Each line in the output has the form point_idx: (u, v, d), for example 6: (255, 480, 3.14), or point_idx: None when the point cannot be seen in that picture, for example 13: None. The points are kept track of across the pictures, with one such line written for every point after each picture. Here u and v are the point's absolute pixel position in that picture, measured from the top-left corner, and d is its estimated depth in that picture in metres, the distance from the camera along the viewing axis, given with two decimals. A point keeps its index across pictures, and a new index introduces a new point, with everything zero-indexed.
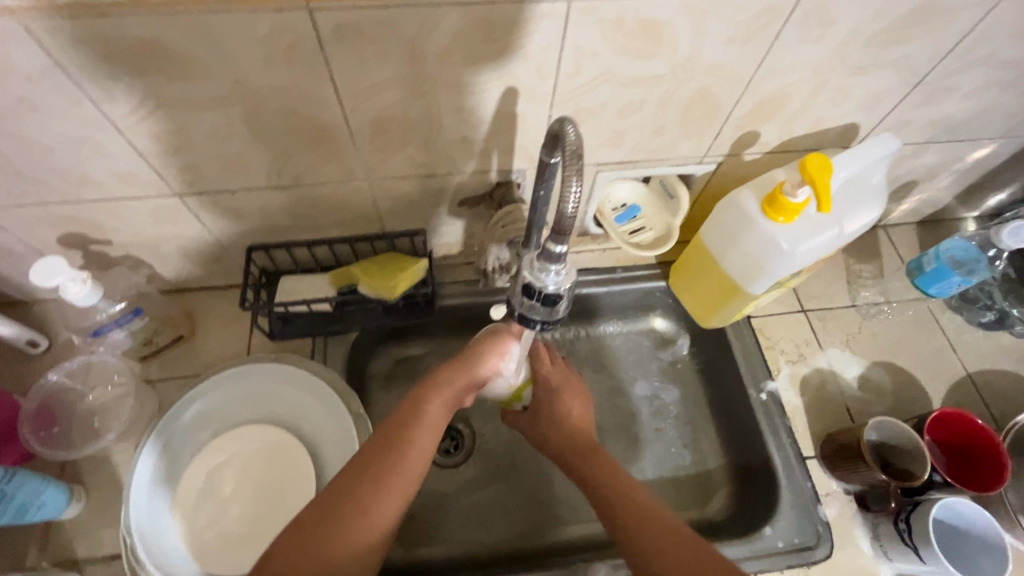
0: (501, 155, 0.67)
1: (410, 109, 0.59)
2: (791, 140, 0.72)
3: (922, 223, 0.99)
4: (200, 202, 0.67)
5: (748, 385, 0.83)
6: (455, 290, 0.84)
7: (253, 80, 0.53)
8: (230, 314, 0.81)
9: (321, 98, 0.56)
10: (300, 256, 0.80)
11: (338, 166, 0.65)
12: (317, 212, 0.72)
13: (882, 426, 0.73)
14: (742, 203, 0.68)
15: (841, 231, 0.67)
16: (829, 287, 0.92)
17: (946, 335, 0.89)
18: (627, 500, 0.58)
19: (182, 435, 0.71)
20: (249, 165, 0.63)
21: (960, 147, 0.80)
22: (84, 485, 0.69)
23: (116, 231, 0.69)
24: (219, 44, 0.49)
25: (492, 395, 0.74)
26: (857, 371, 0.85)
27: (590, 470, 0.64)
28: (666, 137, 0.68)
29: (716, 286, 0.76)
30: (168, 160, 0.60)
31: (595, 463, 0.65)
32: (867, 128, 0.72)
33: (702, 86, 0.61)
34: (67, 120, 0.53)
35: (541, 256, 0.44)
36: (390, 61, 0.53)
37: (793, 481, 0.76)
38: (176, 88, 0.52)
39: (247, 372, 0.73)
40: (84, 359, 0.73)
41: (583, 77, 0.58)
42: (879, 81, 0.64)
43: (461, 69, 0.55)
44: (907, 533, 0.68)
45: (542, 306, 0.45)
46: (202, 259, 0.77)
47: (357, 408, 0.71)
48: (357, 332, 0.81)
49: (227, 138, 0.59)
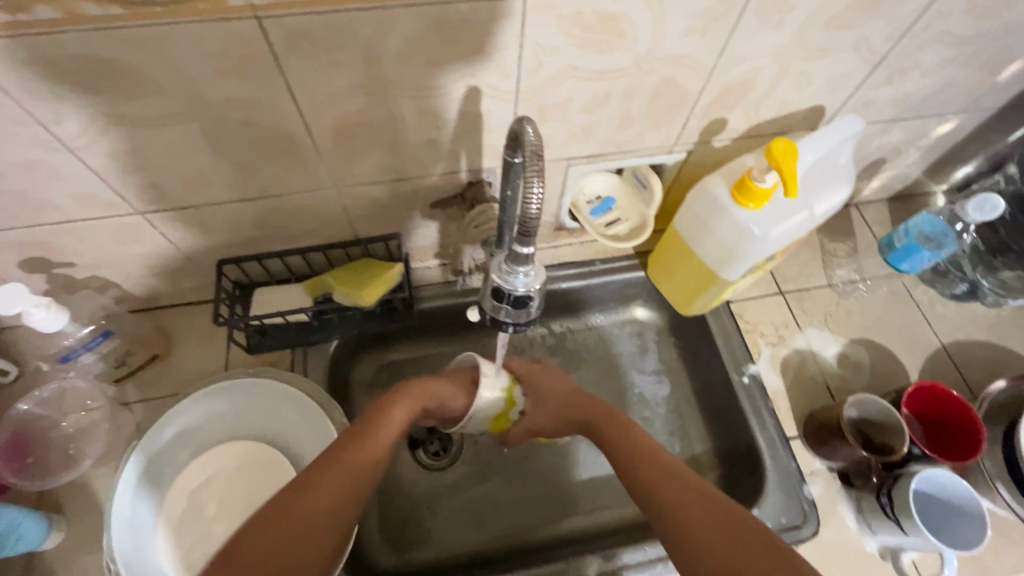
0: (470, 155, 0.66)
1: (372, 114, 0.58)
2: (758, 125, 0.72)
3: (893, 199, 1.00)
4: (164, 220, 0.66)
5: (730, 370, 0.83)
6: (434, 292, 0.83)
7: (207, 93, 0.51)
8: (205, 331, 0.80)
9: (279, 108, 0.55)
10: (273, 268, 0.79)
11: (303, 175, 0.64)
12: (286, 222, 0.70)
13: (861, 403, 0.74)
14: (713, 191, 0.68)
15: (812, 213, 0.68)
16: (805, 267, 0.93)
17: (921, 309, 0.90)
18: (648, 459, 0.61)
19: (162, 457, 0.69)
20: (211, 179, 0.61)
21: (924, 123, 0.80)
22: (65, 514, 0.68)
23: (79, 253, 0.67)
24: (167, 58, 0.47)
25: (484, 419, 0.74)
26: (836, 350, 0.86)
27: (611, 439, 0.67)
28: (634, 129, 0.68)
29: (692, 274, 0.76)
30: (127, 179, 0.59)
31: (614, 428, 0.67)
32: (832, 109, 0.72)
33: (665, 77, 0.61)
34: (15, 144, 0.52)
35: (508, 258, 0.43)
36: (346, 66, 0.52)
37: (779, 462, 0.77)
38: (127, 105, 0.51)
39: (226, 386, 0.71)
40: (56, 386, 0.71)
41: (545, 73, 0.57)
42: (840, 63, 0.65)
43: (421, 71, 0.54)
44: (889, 507, 0.69)
45: (513, 308, 0.45)
46: (172, 276, 0.75)
47: (339, 418, 0.69)
48: (336, 341, 0.80)
49: (185, 153, 0.57)
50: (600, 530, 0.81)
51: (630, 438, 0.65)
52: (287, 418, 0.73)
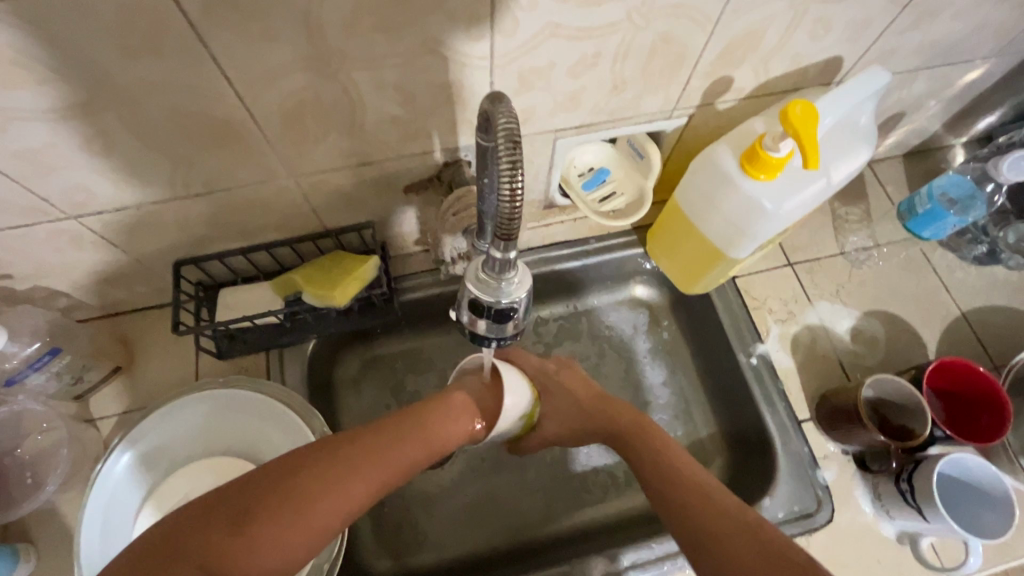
0: (443, 133, 0.59)
1: (324, 93, 0.50)
2: (768, 83, 0.64)
3: (909, 155, 0.92)
4: (102, 223, 0.58)
5: (738, 351, 0.78)
6: (415, 283, 0.77)
7: (121, 78, 0.43)
8: (169, 337, 0.74)
9: (212, 92, 0.47)
10: (236, 265, 0.71)
11: (253, 165, 0.56)
12: (242, 217, 0.63)
13: (879, 384, 0.69)
14: (718, 161, 0.61)
15: (829, 182, 0.61)
16: (815, 235, 0.86)
17: (938, 275, 0.84)
18: (688, 480, 0.55)
19: (129, 478, 0.64)
20: (147, 176, 0.54)
21: (950, 71, 0.72)
22: (33, 543, 0.64)
23: (13, 263, 0.60)
24: (63, 38, 0.39)
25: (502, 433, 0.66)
26: (849, 324, 0.81)
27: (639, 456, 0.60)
28: (627, 94, 0.60)
29: (697, 253, 0.69)
30: (48, 182, 0.51)
31: (640, 436, 0.62)
32: (850, 61, 0.64)
33: (662, 33, 0.53)
34: None
35: (488, 265, 0.37)
36: (286, 37, 0.44)
37: (790, 447, 0.72)
38: (26, 97, 0.43)
39: (197, 398, 0.66)
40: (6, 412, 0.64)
41: (522, 34, 0.49)
42: (862, 7, 0.56)
43: (374, 37, 0.46)
44: (909, 494, 0.65)
45: (495, 323, 0.38)
46: (124, 282, 0.69)
47: (320, 425, 0.64)
48: (313, 341, 0.74)
49: (110, 148, 0.50)
50: (603, 523, 0.77)
51: (667, 455, 0.59)
52: (263, 429, 0.68)
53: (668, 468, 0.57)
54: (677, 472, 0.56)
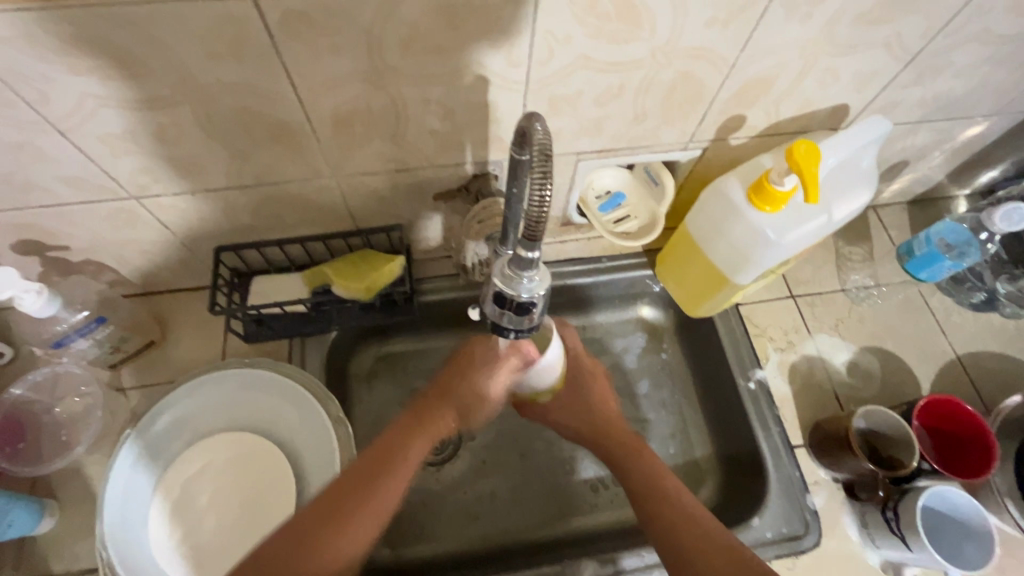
0: (476, 148, 0.64)
1: (374, 103, 0.55)
2: (778, 123, 0.69)
3: (913, 202, 0.97)
4: (159, 205, 0.64)
5: (737, 375, 0.81)
6: (433, 288, 0.82)
7: (201, 77, 0.49)
8: (201, 317, 0.79)
9: (276, 94, 0.52)
10: (271, 255, 0.76)
11: (302, 163, 0.61)
12: (284, 210, 0.68)
13: (871, 415, 0.72)
14: (728, 192, 0.66)
15: (830, 218, 0.65)
16: (818, 271, 0.90)
17: (936, 318, 0.88)
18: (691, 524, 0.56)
19: (158, 442, 0.68)
20: (206, 166, 0.59)
21: (952, 125, 0.77)
22: (58, 500, 0.68)
23: (72, 236, 0.66)
24: (158, 40, 0.45)
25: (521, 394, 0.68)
26: (846, 357, 0.84)
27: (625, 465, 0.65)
28: (647, 124, 0.65)
29: (702, 276, 0.74)
30: (119, 163, 0.57)
31: (640, 468, 0.63)
32: (857, 109, 0.69)
33: (683, 71, 0.58)
34: (3, 124, 0.50)
35: (513, 262, 0.41)
36: (347, 51, 0.49)
37: (782, 471, 0.75)
38: (116, 86, 0.48)
39: (223, 375, 0.70)
40: (49, 371, 0.71)
41: (557, 64, 0.54)
42: (868, 62, 0.61)
43: (425, 58, 0.51)
44: (894, 522, 0.67)
45: (515, 315, 0.43)
46: (167, 262, 0.74)
47: (336, 412, 0.68)
48: (334, 333, 0.78)
49: (179, 138, 0.55)
50: (597, 532, 0.79)
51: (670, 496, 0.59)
52: (282, 410, 0.71)
53: (671, 509, 0.58)
54: (679, 508, 0.58)
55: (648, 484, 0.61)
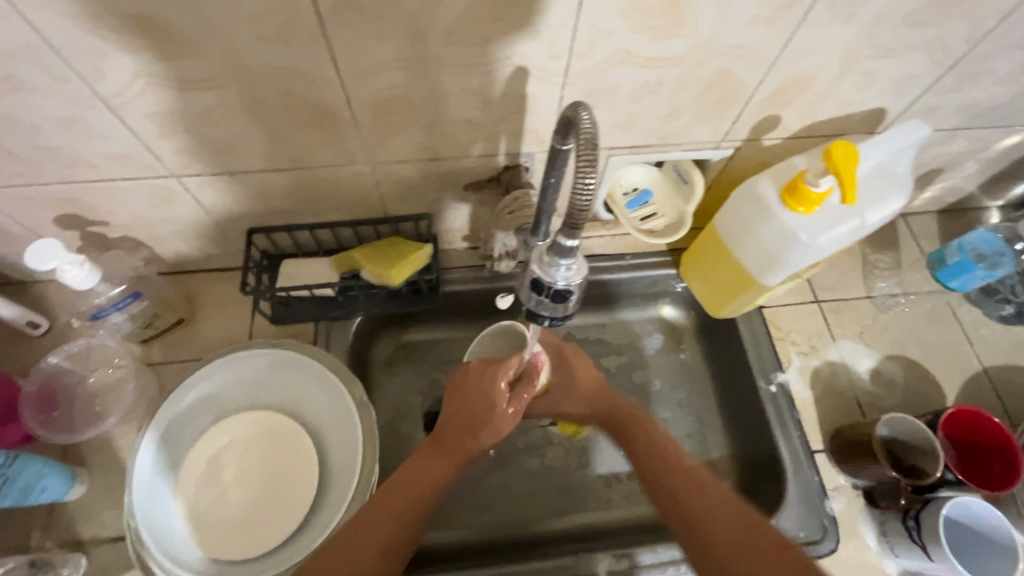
0: (509, 139, 0.64)
1: (414, 91, 0.56)
2: (813, 125, 0.69)
3: (943, 212, 0.95)
4: (197, 184, 0.65)
5: (758, 377, 0.81)
6: (459, 277, 0.82)
7: (249, 59, 0.50)
8: (230, 298, 0.80)
9: (320, 79, 0.53)
10: (301, 240, 0.78)
11: (338, 149, 0.62)
12: (317, 195, 0.69)
13: (895, 423, 0.71)
14: (761, 192, 0.65)
15: (863, 222, 0.65)
16: (843, 277, 0.89)
17: (963, 329, 0.87)
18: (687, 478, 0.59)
19: (184, 419, 0.70)
20: (246, 148, 0.60)
21: (989, 134, 0.76)
22: (88, 468, 0.69)
23: (112, 212, 0.67)
24: (211, 21, 0.46)
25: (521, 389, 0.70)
26: (869, 364, 0.83)
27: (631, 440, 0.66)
28: (681, 121, 0.65)
29: (728, 277, 0.73)
30: (163, 142, 0.58)
31: (642, 436, 0.66)
32: (893, 113, 0.68)
33: (721, 69, 0.58)
34: (56, 98, 0.51)
35: (552, 250, 0.42)
36: (392, 39, 0.50)
37: (800, 475, 0.75)
38: (167, 65, 0.50)
39: (251, 355, 0.71)
40: (85, 342, 0.73)
41: (597, 57, 0.55)
42: (909, 66, 0.61)
43: (467, 47, 0.52)
44: (915, 531, 0.67)
45: (551, 303, 0.43)
46: (201, 242, 0.75)
47: (361, 395, 0.69)
48: (359, 318, 0.79)
49: (222, 119, 0.56)
50: (613, 527, 0.78)
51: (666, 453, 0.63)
52: (307, 391, 0.73)
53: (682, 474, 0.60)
54: (673, 463, 0.61)
55: (653, 456, 0.63)
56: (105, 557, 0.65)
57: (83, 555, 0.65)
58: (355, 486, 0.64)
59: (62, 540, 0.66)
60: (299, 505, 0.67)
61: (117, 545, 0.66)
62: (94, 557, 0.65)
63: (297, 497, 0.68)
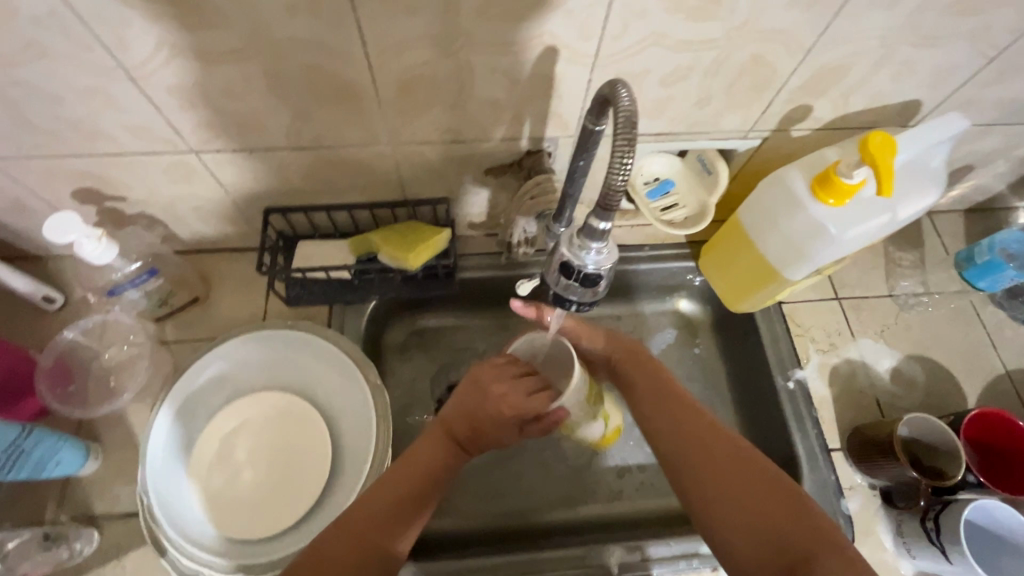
0: (534, 122, 0.63)
1: (441, 69, 0.55)
2: (845, 117, 0.67)
3: (970, 211, 0.93)
4: (216, 161, 0.64)
5: (775, 373, 0.80)
6: (476, 263, 0.81)
7: (275, 31, 0.49)
8: (245, 278, 0.80)
9: (346, 53, 0.52)
10: (318, 221, 0.77)
11: (360, 128, 0.61)
12: (336, 175, 0.68)
13: (917, 423, 0.70)
14: (790, 182, 0.64)
15: (894, 216, 0.64)
16: (865, 274, 0.88)
17: (987, 330, 0.85)
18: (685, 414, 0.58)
19: (199, 398, 0.69)
20: (267, 124, 0.60)
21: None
22: (102, 444, 0.69)
23: (130, 187, 0.67)
24: None
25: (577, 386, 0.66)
26: (889, 364, 0.82)
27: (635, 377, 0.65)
28: (711, 109, 0.64)
29: (748, 271, 0.72)
30: (184, 115, 0.57)
31: (651, 377, 0.64)
32: (929, 106, 0.67)
33: (756, 54, 0.56)
34: (78, 68, 0.51)
35: (582, 232, 0.41)
36: (422, 12, 0.49)
37: (816, 472, 0.73)
38: (192, 34, 0.49)
39: (268, 335, 0.71)
40: (100, 318, 0.73)
41: (630, 39, 0.53)
42: (950, 56, 0.59)
43: (498, 25, 0.51)
44: (934, 533, 0.65)
45: (581, 287, 0.44)
46: (218, 221, 0.75)
47: (375, 379, 0.69)
48: (374, 302, 0.78)
49: (245, 94, 0.55)
50: (623, 519, 0.77)
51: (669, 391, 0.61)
52: (322, 374, 0.72)
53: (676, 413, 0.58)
54: (674, 403, 0.59)
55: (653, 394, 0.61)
56: (117, 533, 0.65)
57: (96, 530, 0.65)
58: (368, 468, 0.64)
59: (75, 515, 0.66)
60: (309, 487, 0.66)
61: (129, 521, 0.66)
62: (107, 532, 0.65)
63: (306, 479, 0.67)
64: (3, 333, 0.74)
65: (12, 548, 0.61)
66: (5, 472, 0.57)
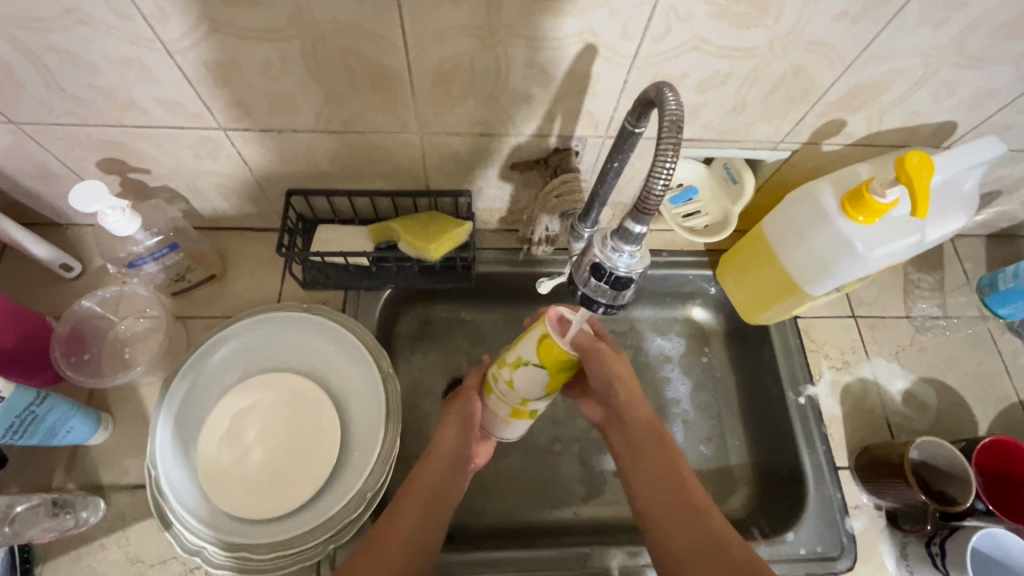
0: (565, 120, 0.63)
1: (478, 61, 0.54)
2: (877, 134, 0.67)
3: (993, 236, 0.93)
4: (244, 139, 0.64)
5: (787, 388, 0.79)
6: (493, 257, 0.81)
7: (316, 12, 0.49)
8: (261, 258, 0.80)
9: (385, 40, 0.52)
10: (338, 206, 0.77)
11: (392, 116, 0.61)
12: (362, 161, 0.68)
13: (929, 446, 0.70)
14: (819, 197, 0.64)
15: (922, 238, 0.63)
16: (883, 294, 0.87)
17: (1002, 358, 0.84)
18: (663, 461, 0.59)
19: (212, 374, 0.70)
20: (298, 105, 0.59)
21: None
22: (113, 414, 0.70)
23: (156, 161, 0.67)
24: None
25: (524, 382, 0.57)
26: (902, 385, 0.81)
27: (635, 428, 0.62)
28: (743, 118, 0.63)
29: (769, 282, 0.71)
30: (215, 92, 0.57)
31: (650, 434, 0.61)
32: (964, 128, 0.66)
33: (797, 65, 0.56)
34: (117, 38, 0.51)
35: (617, 235, 0.43)
36: (464, 3, 0.48)
37: (822, 489, 0.73)
38: (232, 12, 0.48)
39: (285, 318, 0.72)
40: (117, 289, 0.73)
41: (671, 41, 0.53)
42: (991, 79, 0.59)
43: (542, 19, 0.50)
44: (939, 558, 0.67)
45: (610, 289, 0.45)
46: (239, 199, 0.75)
47: (387, 366, 0.69)
48: (389, 291, 0.78)
49: (281, 75, 0.55)
50: (622, 523, 0.76)
51: (659, 444, 0.60)
52: (336, 358, 0.72)
53: (665, 468, 0.59)
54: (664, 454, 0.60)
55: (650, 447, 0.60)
56: (122, 503, 0.65)
57: (103, 499, 0.65)
58: (376, 457, 0.64)
59: (82, 483, 0.66)
60: (316, 471, 0.66)
61: (136, 493, 0.66)
62: (113, 502, 0.65)
63: (313, 463, 0.66)
64: (18, 297, 0.74)
65: (19, 513, 0.58)
66: (20, 437, 0.57)
